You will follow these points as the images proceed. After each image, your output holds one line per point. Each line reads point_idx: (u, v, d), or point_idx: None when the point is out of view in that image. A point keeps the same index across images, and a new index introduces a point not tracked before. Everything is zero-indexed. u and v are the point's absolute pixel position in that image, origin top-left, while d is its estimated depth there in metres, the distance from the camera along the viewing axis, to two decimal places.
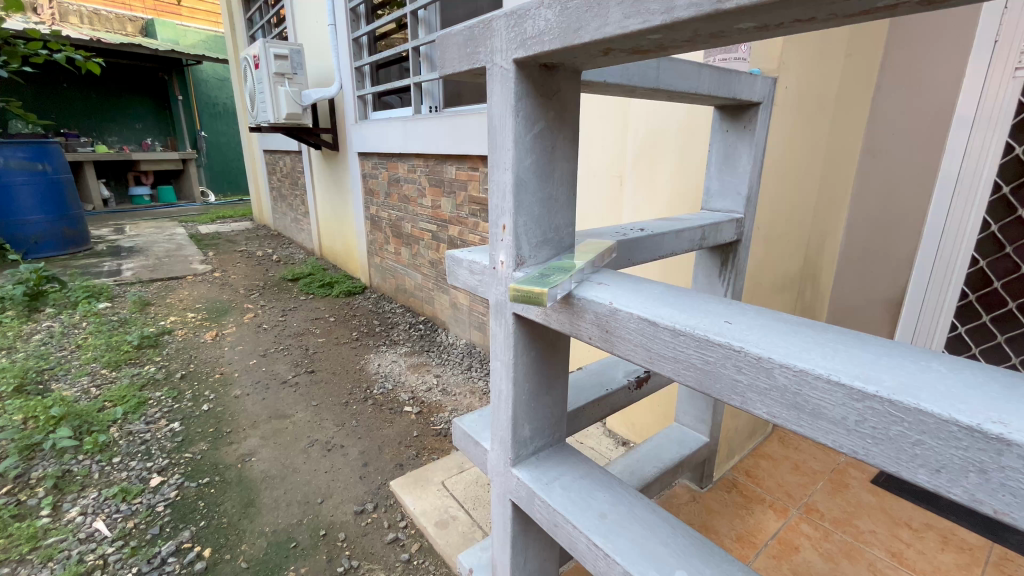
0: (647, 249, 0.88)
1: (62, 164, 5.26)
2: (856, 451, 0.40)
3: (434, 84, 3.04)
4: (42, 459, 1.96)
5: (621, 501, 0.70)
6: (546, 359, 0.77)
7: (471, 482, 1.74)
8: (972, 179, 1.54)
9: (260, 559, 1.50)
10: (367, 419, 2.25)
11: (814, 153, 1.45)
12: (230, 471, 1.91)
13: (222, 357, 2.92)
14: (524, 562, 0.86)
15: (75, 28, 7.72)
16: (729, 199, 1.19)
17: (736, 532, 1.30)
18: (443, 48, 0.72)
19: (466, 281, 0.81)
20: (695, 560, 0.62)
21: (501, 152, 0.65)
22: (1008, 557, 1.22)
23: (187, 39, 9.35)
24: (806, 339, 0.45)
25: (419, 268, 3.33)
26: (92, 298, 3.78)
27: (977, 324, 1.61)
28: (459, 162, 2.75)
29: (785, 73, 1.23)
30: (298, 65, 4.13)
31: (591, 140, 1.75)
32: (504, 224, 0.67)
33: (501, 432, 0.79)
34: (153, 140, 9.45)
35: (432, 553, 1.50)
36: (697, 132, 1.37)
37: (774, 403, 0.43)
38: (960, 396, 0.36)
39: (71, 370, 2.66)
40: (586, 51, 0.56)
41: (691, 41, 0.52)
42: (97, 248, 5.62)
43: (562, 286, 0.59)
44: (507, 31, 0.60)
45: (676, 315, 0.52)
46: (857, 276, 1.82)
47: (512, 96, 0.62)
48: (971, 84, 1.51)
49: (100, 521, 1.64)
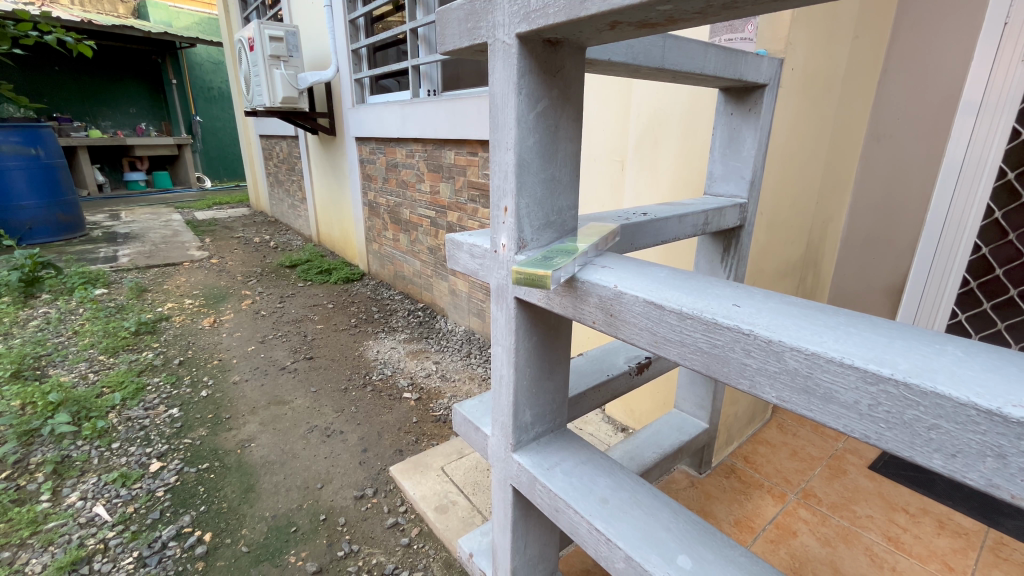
0: (649, 233, 0.87)
1: (56, 150, 5.20)
2: (867, 434, 0.39)
3: (433, 67, 2.99)
4: (41, 444, 1.96)
5: (622, 486, 0.70)
6: (547, 344, 0.76)
7: (471, 467, 1.74)
8: (978, 166, 1.53)
9: (261, 543, 1.51)
10: (367, 405, 2.26)
11: (818, 139, 1.43)
12: (229, 456, 1.92)
13: (220, 344, 2.91)
14: (525, 547, 0.86)
15: (67, 9, 7.58)
16: (733, 183, 1.17)
17: (734, 516, 1.31)
18: (442, 24, 0.69)
19: (466, 265, 0.80)
20: (697, 546, 0.61)
21: (503, 130, 0.63)
22: (1004, 541, 1.23)
23: (180, 22, 9.20)
24: (818, 322, 0.44)
25: (418, 254, 3.30)
26: (88, 284, 3.75)
27: (977, 311, 1.60)
28: (458, 146, 2.71)
29: (791, 53, 1.21)
30: (293, 47, 4.06)
31: (593, 124, 1.72)
32: (505, 206, 0.66)
33: (502, 417, 0.78)
34: (147, 124, 9.33)
35: (432, 538, 1.51)
36: (701, 115, 1.34)
37: (784, 387, 0.43)
38: (978, 379, 0.35)
39: (68, 357, 2.64)
40: (591, 25, 0.54)
41: (703, 12, 0.50)
42: (92, 234, 5.58)
43: (566, 269, 0.57)
44: (511, 4, 0.58)
45: (682, 298, 0.50)
46: (859, 262, 1.81)
47: (514, 73, 0.60)
48: (979, 69, 1.48)
49: (101, 506, 1.65)
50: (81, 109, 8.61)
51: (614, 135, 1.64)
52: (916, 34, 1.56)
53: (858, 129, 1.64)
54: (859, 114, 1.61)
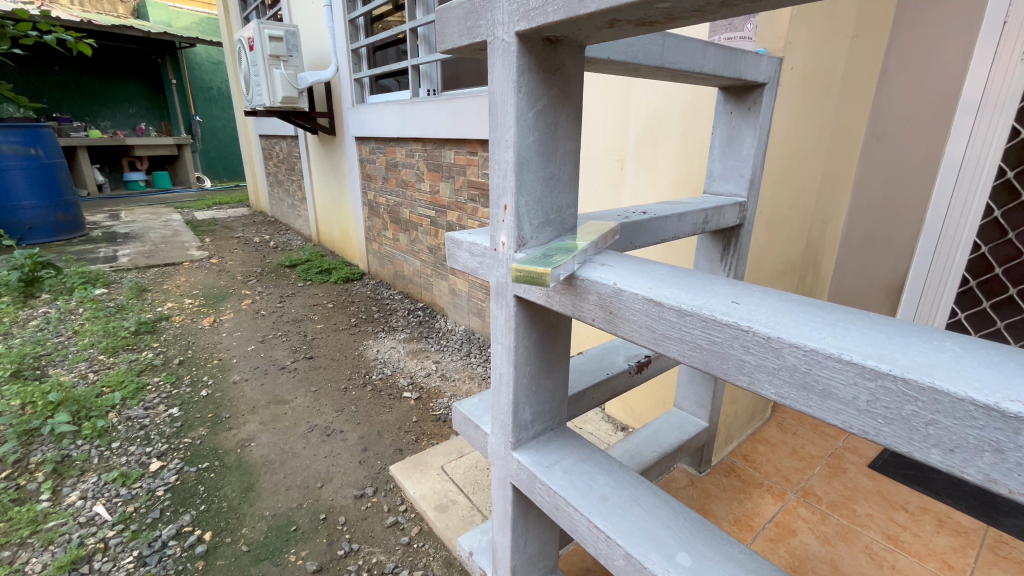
0: (649, 232, 0.87)
1: (55, 150, 5.21)
2: (865, 431, 0.39)
3: (432, 66, 2.99)
4: (41, 444, 1.96)
5: (622, 484, 0.70)
6: (546, 342, 0.76)
7: (471, 466, 1.74)
8: (977, 165, 1.52)
9: (261, 542, 1.51)
10: (367, 404, 2.26)
11: (817, 139, 1.43)
12: (229, 456, 1.92)
13: (220, 344, 2.91)
14: (525, 546, 0.86)
15: (66, 10, 7.57)
16: (732, 182, 1.17)
17: (734, 515, 1.31)
18: (442, 23, 0.69)
19: (466, 263, 0.80)
20: (696, 543, 0.61)
21: (502, 129, 0.64)
22: (1003, 539, 1.23)
23: (180, 22, 9.20)
24: (816, 318, 0.44)
25: (418, 254, 3.30)
26: (88, 284, 3.76)
27: (977, 310, 1.60)
28: (457, 146, 2.71)
29: (790, 52, 1.21)
30: (292, 47, 4.04)
31: (592, 123, 1.72)
32: (505, 204, 0.66)
33: (502, 415, 0.78)
34: (147, 124, 9.33)
35: (432, 537, 1.51)
36: (700, 114, 1.34)
37: (782, 383, 0.43)
38: (977, 375, 0.35)
39: (68, 356, 2.64)
40: (590, 24, 0.54)
41: (702, 10, 0.50)
42: (92, 234, 5.58)
43: (565, 266, 0.58)
44: (510, 3, 0.58)
45: (681, 295, 0.51)
46: (858, 261, 1.81)
47: (513, 71, 0.60)
48: (978, 68, 1.48)
49: (101, 505, 1.65)
50: (81, 109, 8.61)
51: (614, 134, 1.64)
52: (914, 34, 1.57)
53: (856, 129, 1.64)
54: (858, 114, 1.62)
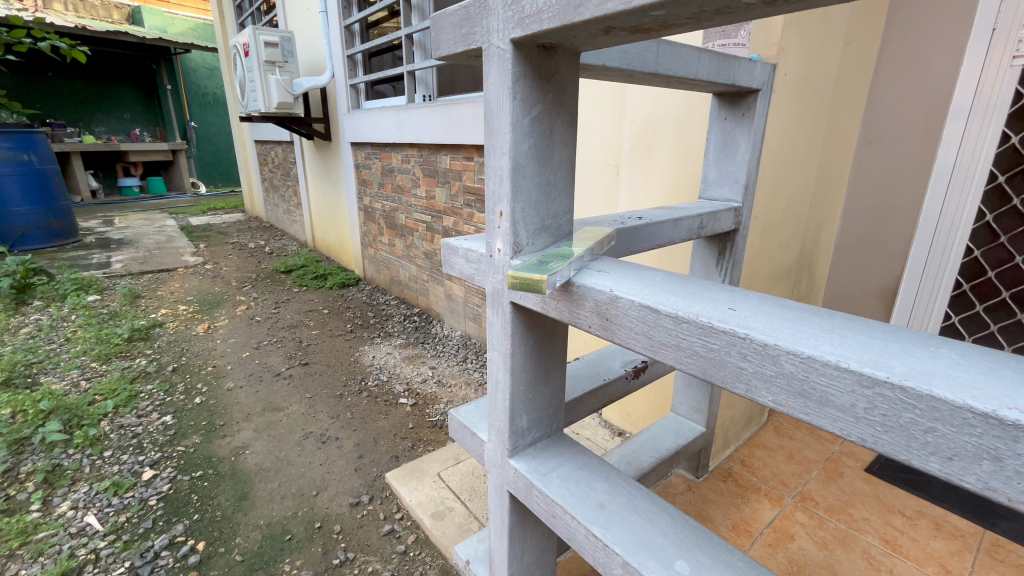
0: (646, 237, 0.87)
1: (49, 155, 5.16)
2: (864, 438, 0.39)
3: (428, 72, 2.99)
4: (31, 453, 1.93)
5: (620, 491, 0.69)
6: (543, 348, 0.76)
7: (467, 473, 1.73)
8: (968, 169, 1.54)
9: (256, 551, 1.49)
10: (362, 411, 2.25)
11: (810, 145, 1.44)
12: (223, 464, 1.90)
13: (214, 350, 2.90)
14: (522, 554, 0.86)
15: (60, 15, 7.51)
16: (727, 187, 1.17)
17: (732, 520, 1.31)
18: (437, 29, 0.70)
19: (462, 269, 0.79)
20: (695, 551, 0.61)
21: (498, 136, 0.63)
22: (1000, 543, 1.23)
23: (175, 27, 9.18)
24: (812, 325, 0.44)
25: (413, 260, 3.30)
26: (81, 290, 3.73)
27: (971, 313, 1.61)
28: (453, 152, 2.72)
29: (784, 59, 1.21)
30: (289, 53, 4.02)
31: (588, 129, 1.73)
32: (500, 210, 0.66)
33: (499, 423, 0.78)
34: (142, 130, 9.32)
35: (428, 545, 1.49)
36: (696, 119, 1.35)
37: (780, 391, 0.42)
38: (971, 381, 0.35)
39: (59, 364, 2.62)
40: (585, 30, 0.54)
41: (696, 18, 0.50)
42: (85, 240, 5.54)
43: (561, 273, 0.57)
44: (505, 10, 0.58)
45: (677, 301, 0.50)
46: (853, 265, 1.82)
47: (508, 78, 0.60)
48: (968, 75, 1.50)
49: (92, 515, 1.63)
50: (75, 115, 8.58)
51: (610, 139, 1.64)
52: (907, 39, 1.58)
53: (849, 134, 1.65)
54: (851, 118, 1.63)
